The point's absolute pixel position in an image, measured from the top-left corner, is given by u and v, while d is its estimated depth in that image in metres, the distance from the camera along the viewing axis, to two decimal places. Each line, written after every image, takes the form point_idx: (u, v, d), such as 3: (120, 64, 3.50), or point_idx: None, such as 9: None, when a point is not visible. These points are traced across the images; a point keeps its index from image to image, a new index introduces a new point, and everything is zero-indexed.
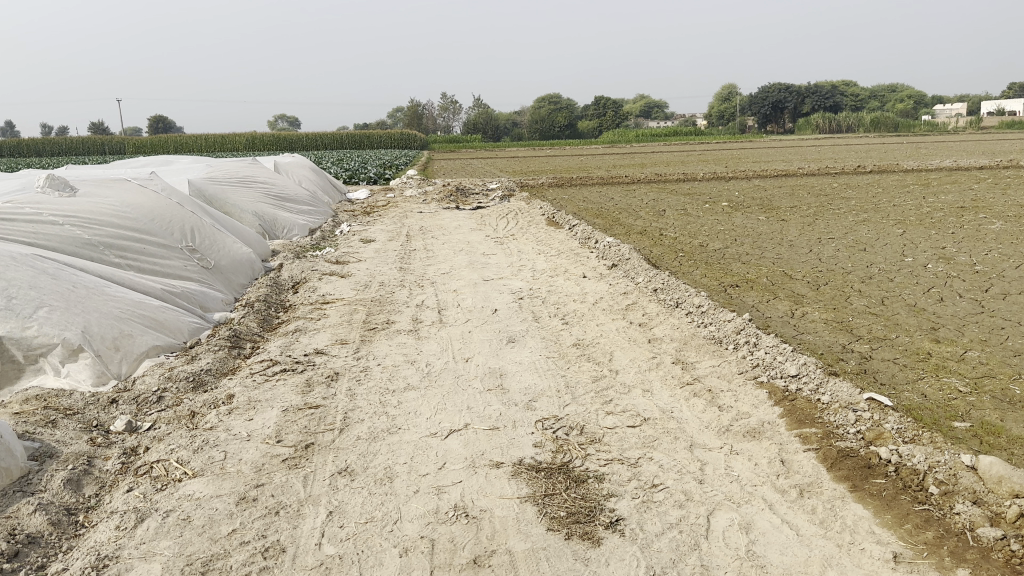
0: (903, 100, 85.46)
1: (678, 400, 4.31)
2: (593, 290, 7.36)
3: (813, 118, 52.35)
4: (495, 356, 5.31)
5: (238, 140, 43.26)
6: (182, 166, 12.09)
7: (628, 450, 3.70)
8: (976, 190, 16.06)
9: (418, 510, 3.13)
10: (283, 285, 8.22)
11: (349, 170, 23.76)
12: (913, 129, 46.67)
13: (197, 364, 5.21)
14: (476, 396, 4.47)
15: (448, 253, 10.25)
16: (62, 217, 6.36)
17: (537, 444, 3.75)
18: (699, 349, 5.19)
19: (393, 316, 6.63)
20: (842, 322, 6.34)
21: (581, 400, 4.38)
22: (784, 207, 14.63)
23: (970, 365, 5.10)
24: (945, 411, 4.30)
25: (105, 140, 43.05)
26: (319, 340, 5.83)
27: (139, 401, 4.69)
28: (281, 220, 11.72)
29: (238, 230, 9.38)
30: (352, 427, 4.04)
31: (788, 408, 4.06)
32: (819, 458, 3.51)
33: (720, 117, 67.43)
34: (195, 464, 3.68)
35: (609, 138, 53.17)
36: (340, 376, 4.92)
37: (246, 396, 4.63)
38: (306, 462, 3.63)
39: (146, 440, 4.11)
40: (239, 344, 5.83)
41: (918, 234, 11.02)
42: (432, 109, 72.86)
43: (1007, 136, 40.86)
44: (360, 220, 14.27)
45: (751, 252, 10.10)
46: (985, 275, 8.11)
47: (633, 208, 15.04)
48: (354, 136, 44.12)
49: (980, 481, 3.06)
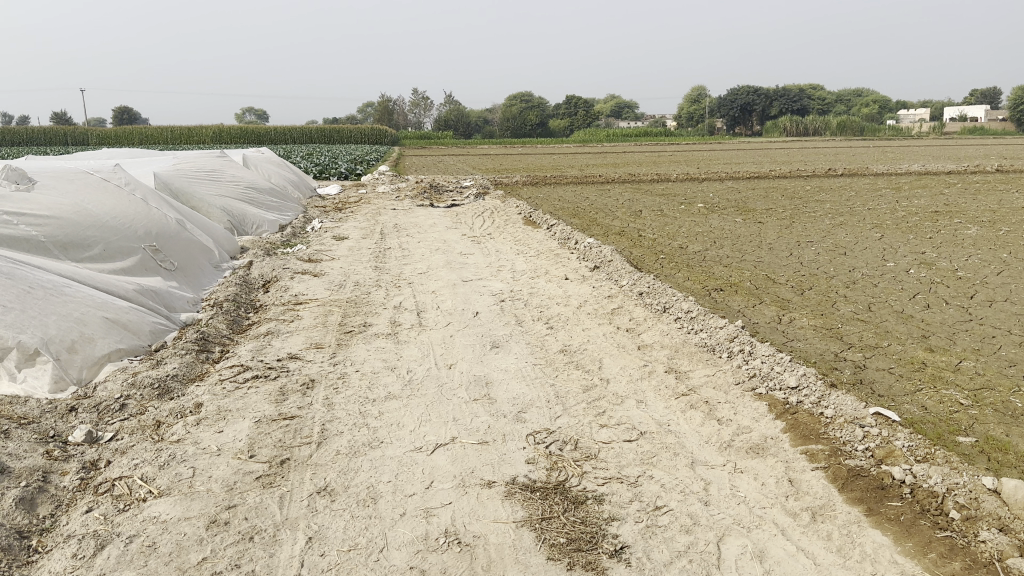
0: (868, 104, 86.63)
1: (674, 412, 4.11)
2: (576, 293, 7.16)
3: (781, 121, 52.78)
4: (479, 363, 5.07)
5: (206, 131, 42.48)
6: (147, 159, 11.65)
7: (628, 467, 3.49)
8: (948, 195, 16.12)
9: (407, 537, 2.90)
10: (253, 283, 7.90)
11: (320, 165, 23.34)
12: (878, 134, 47.31)
13: (163, 369, 4.90)
14: (462, 407, 4.23)
15: (424, 251, 9.98)
16: (17, 213, 5.97)
17: (530, 461, 3.53)
18: (692, 357, 5.00)
19: (370, 318, 6.37)
20: (831, 328, 6.20)
21: (573, 412, 4.16)
22: (760, 210, 14.56)
23: (968, 376, 4.96)
24: (948, 425, 4.15)
25: (67, 130, 42.02)
26: (292, 344, 5.55)
27: (100, 409, 4.37)
28: (250, 216, 11.39)
29: (205, 225, 9.04)
30: (331, 440, 3.78)
31: (790, 423, 3.88)
32: (829, 478, 3.33)
33: (690, 117, 67.72)
34: (160, 482, 3.40)
35: (580, 138, 53.17)
36: (316, 384, 4.64)
37: (216, 405, 4.33)
38: (282, 481, 3.37)
39: (107, 453, 3.81)
40: (207, 347, 5.53)
41: (896, 238, 10.98)
42: (403, 104, 72.25)
43: (967, 142, 41.53)
44: (332, 217, 13.93)
45: (732, 254, 9.99)
46: (969, 281, 8.05)
47: (609, 209, 14.87)
48: (324, 130, 43.44)
49: (1004, 506, 2.90)
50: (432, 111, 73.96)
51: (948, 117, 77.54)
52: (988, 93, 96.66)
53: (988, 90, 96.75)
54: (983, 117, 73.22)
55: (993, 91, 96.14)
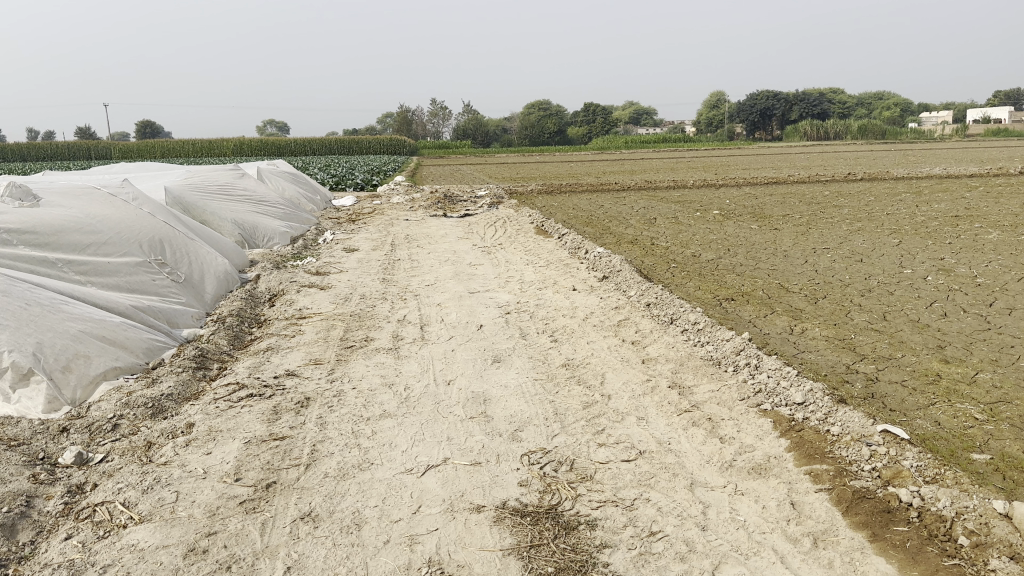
0: (889, 107, 85.61)
1: (675, 430, 3.98)
2: (583, 304, 7.04)
3: (800, 126, 52.36)
4: (479, 379, 4.95)
5: (226, 144, 42.87)
6: (158, 174, 11.67)
7: (624, 490, 3.36)
8: (969, 199, 15.83)
9: (388, 566, 2.79)
10: (258, 297, 7.85)
11: (335, 176, 23.40)
12: (899, 138, 46.77)
13: (158, 388, 4.83)
14: (457, 425, 4.13)
15: (433, 263, 9.89)
16: (19, 229, 5.94)
17: (522, 483, 3.42)
18: (697, 371, 4.87)
19: (372, 332, 6.28)
20: (843, 339, 6.04)
21: (571, 430, 4.04)
22: (777, 216, 14.36)
23: (985, 389, 4.78)
24: (962, 442, 3.97)
25: (90, 145, 42.56)
26: (291, 360, 5.47)
27: (92, 429, 4.30)
28: (261, 228, 11.38)
29: (214, 238, 9.01)
30: (320, 462, 3.69)
31: (795, 441, 3.74)
32: (833, 500, 3.18)
33: (709, 123, 67.39)
34: (143, 507, 3.32)
35: (598, 145, 53.05)
36: (310, 402, 4.55)
37: (208, 425, 4.26)
38: (266, 506, 3.28)
39: (94, 476, 3.74)
40: (205, 364, 5.46)
41: (915, 244, 10.76)
42: (421, 114, 72.46)
43: (990, 144, 40.96)
44: (344, 229, 13.90)
45: (745, 262, 9.83)
46: (988, 288, 7.83)
47: (623, 217, 14.73)
48: (341, 140, 43.59)
49: (1016, 532, 2.75)
50: (450, 121, 74.22)
51: (970, 120, 76.61)
52: (1012, 94, 95.34)
53: (1012, 91, 95.48)
54: (1007, 118, 72.28)
55: (1017, 93, 94.90)
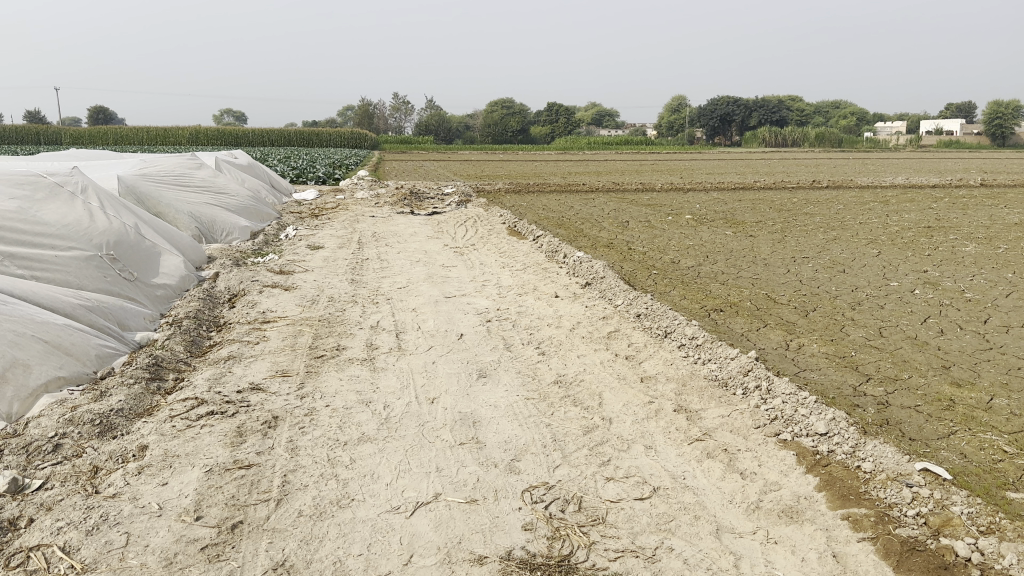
0: (847, 117, 87.12)
1: (689, 462, 3.60)
2: (567, 313, 6.64)
3: (760, 131, 52.88)
4: (465, 397, 4.52)
5: (182, 133, 41.64)
6: (110, 162, 10.97)
7: (642, 536, 2.98)
8: (937, 209, 15.81)
9: None
10: (218, 298, 7.30)
11: (297, 169, 22.69)
12: (856, 147, 47.47)
13: (107, 402, 4.28)
14: (446, 454, 3.69)
15: (405, 263, 9.42)
16: None
17: (527, 527, 3.01)
18: (702, 394, 4.50)
19: (344, 340, 5.80)
20: (844, 356, 5.74)
21: (574, 460, 3.63)
22: (749, 222, 14.14)
23: (1003, 416, 4.49)
24: (995, 478, 3.66)
25: (41, 131, 41.11)
26: (255, 372, 4.98)
27: (30, 450, 3.72)
28: (220, 222, 10.78)
29: (170, 233, 8.43)
30: (294, 496, 3.24)
31: (824, 479, 3.40)
32: (880, 551, 2.86)
33: (672, 127, 67.74)
34: (87, 553, 2.82)
35: (561, 144, 52.78)
36: (279, 423, 4.08)
37: (162, 449, 3.76)
38: (232, 553, 2.82)
39: (31, 508, 3.18)
40: (160, 374, 4.93)
41: (894, 255, 10.59)
42: (383, 107, 71.40)
43: (941, 156, 41.74)
44: (308, 224, 13.32)
45: (726, 270, 9.56)
46: (979, 304, 7.64)
47: (596, 219, 14.42)
48: (301, 133, 42.68)
49: None
50: (413, 116, 73.39)
51: (924, 132, 78.25)
52: (962, 106, 97.80)
53: (963, 102, 97.83)
54: (958, 130, 74.16)
55: (965, 106, 97.63)
